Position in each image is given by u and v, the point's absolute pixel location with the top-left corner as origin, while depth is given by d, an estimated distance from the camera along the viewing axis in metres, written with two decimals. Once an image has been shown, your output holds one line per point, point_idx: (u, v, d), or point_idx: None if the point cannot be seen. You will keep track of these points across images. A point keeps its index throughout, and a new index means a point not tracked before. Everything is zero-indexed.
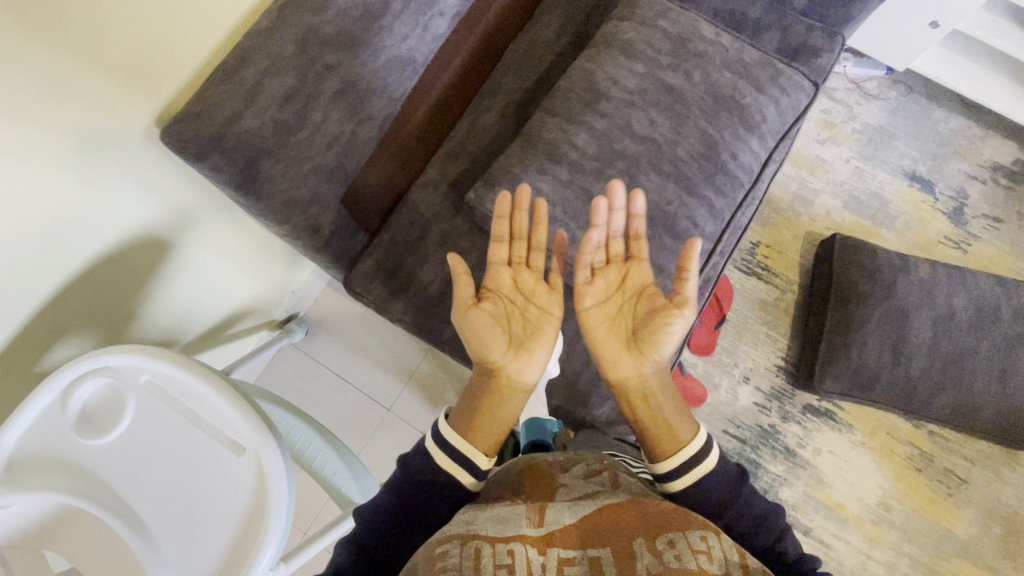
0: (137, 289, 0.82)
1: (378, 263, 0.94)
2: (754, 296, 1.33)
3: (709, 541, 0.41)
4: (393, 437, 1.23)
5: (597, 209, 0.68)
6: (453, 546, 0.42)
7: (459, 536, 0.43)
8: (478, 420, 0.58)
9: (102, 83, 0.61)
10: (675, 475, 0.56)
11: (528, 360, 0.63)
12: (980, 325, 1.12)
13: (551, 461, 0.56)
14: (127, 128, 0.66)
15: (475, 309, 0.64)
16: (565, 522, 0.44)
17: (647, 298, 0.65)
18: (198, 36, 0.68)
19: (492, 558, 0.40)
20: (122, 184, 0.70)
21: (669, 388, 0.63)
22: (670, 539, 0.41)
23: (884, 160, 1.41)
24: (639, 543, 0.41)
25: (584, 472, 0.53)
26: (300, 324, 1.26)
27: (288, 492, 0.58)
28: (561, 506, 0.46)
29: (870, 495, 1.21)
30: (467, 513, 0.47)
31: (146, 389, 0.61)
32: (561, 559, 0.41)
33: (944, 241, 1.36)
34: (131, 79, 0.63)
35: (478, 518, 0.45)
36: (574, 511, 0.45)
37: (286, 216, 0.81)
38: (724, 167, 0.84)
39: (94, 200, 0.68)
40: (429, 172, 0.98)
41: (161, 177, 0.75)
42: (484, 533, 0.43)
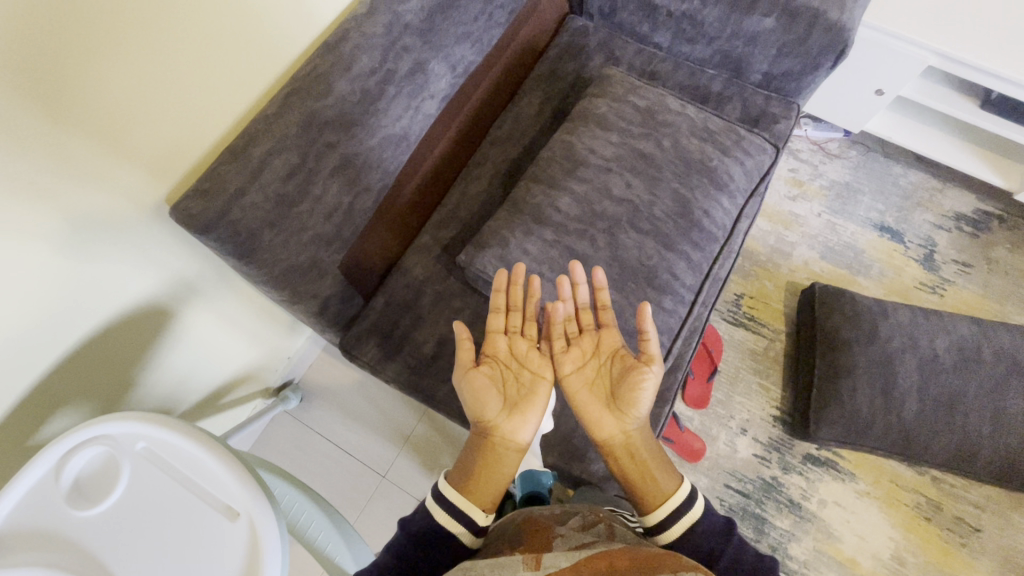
0: (135, 362, 0.84)
1: (373, 326, 0.97)
2: (744, 346, 1.36)
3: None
4: (388, 506, 1.20)
5: (562, 287, 0.75)
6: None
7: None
8: (477, 479, 0.60)
9: (121, 167, 0.67)
10: (667, 523, 0.57)
11: (522, 421, 0.65)
12: (965, 365, 1.14)
13: (547, 514, 0.56)
14: (140, 205, 0.72)
15: (474, 371, 0.67)
16: (562, 565, 0.44)
17: (620, 360, 0.69)
18: (213, 123, 0.75)
19: None
20: (130, 258, 0.74)
21: (652, 443, 0.65)
22: None
23: (853, 213, 1.49)
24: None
25: (580, 523, 0.53)
26: (295, 391, 1.26)
27: (282, 558, 0.57)
28: (558, 553, 0.46)
29: (883, 549, 1.17)
30: (466, 563, 0.48)
31: (141, 456, 0.61)
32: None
33: (920, 287, 1.41)
34: (149, 163, 0.69)
35: (478, 566, 0.46)
36: (570, 556, 0.45)
37: (285, 283, 0.85)
38: (699, 223, 0.90)
39: (103, 273, 0.71)
40: (422, 238, 1.03)
41: (168, 250, 0.79)
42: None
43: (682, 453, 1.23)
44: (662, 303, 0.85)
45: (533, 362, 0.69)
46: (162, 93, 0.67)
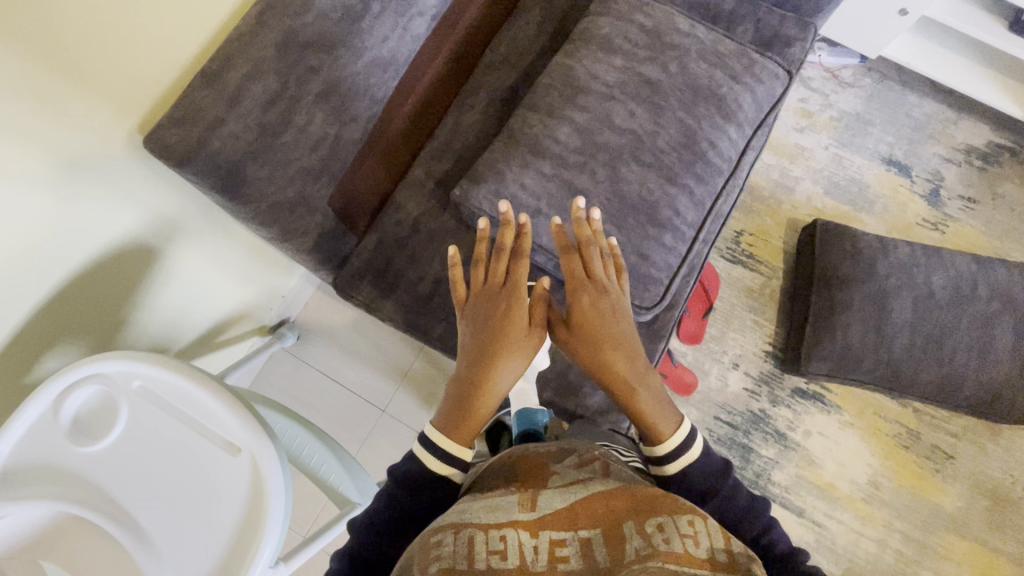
0: (125, 300, 0.82)
1: (366, 264, 0.94)
2: (741, 284, 1.35)
3: (696, 525, 0.42)
4: (390, 437, 1.24)
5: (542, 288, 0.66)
6: (447, 535, 0.44)
7: (451, 524, 0.46)
8: (460, 416, 0.59)
9: (80, 100, 0.62)
10: (664, 461, 0.60)
11: None
12: (959, 302, 1.15)
13: (545, 450, 0.57)
14: (108, 140, 0.67)
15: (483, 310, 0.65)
16: (556, 507, 0.45)
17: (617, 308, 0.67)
18: (176, 51, 0.68)
19: (485, 545, 0.42)
20: (106, 194, 0.70)
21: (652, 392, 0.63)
22: (659, 523, 0.42)
23: (862, 146, 1.44)
24: (629, 526, 0.42)
25: (577, 461, 0.54)
26: (291, 328, 1.26)
27: (285, 491, 0.58)
28: (553, 493, 0.47)
29: (860, 474, 1.23)
30: (462, 503, 0.49)
31: (138, 395, 0.61)
32: (552, 541, 0.43)
33: (922, 223, 1.39)
34: (110, 96, 0.64)
35: (472, 507, 0.47)
36: (566, 498, 0.46)
37: (273, 220, 0.81)
38: (704, 156, 0.86)
39: (80, 210, 0.68)
40: (414, 172, 0.99)
41: (146, 186, 0.75)
42: (475, 520, 0.45)
43: (674, 387, 1.26)
44: (661, 239, 0.83)
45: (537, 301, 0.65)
46: (116, 16, 0.62)
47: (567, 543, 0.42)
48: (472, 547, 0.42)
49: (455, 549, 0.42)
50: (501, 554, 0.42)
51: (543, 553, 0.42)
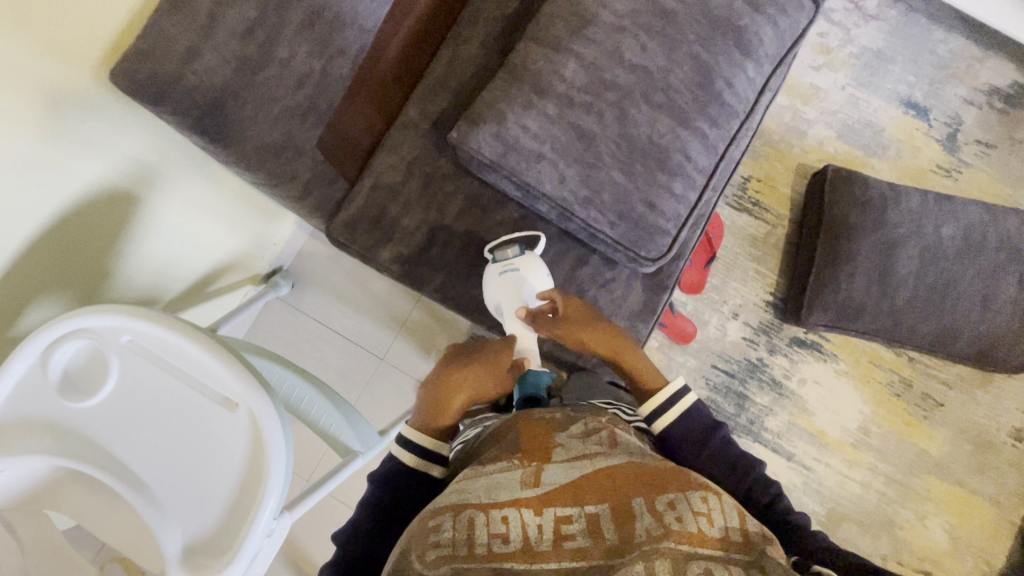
0: (108, 247, 0.78)
1: (359, 212, 0.89)
2: (745, 232, 1.32)
3: (708, 502, 0.42)
4: (389, 385, 1.24)
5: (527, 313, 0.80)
6: (446, 520, 0.46)
7: (450, 508, 0.47)
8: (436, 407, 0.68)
9: (35, 63, 0.57)
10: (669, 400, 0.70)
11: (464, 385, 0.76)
12: (966, 252, 1.13)
13: (547, 414, 0.57)
14: (67, 101, 0.62)
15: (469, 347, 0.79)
16: (561, 482, 0.45)
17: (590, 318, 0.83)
18: None
19: (487, 527, 0.44)
20: (74, 142, 0.65)
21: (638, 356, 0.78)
22: (670, 501, 0.42)
23: (880, 86, 1.37)
24: (638, 504, 0.42)
25: (583, 428, 0.53)
26: (285, 277, 1.23)
27: (286, 446, 0.58)
28: (557, 466, 0.47)
29: (851, 421, 1.26)
30: (463, 479, 0.50)
31: (127, 348, 0.59)
32: (558, 519, 0.43)
33: (936, 169, 1.35)
34: (64, 56, 0.59)
35: (473, 486, 0.48)
36: (571, 472, 0.46)
37: (259, 163, 0.76)
38: (719, 96, 0.80)
39: (49, 162, 0.64)
40: (408, 112, 0.92)
41: (119, 133, 0.71)
42: (476, 501, 0.46)
43: (672, 336, 1.26)
44: (671, 187, 0.79)
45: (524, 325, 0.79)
46: None
47: (573, 521, 0.43)
48: (473, 531, 0.44)
49: (455, 534, 0.44)
50: (504, 537, 0.43)
51: (548, 530, 0.42)
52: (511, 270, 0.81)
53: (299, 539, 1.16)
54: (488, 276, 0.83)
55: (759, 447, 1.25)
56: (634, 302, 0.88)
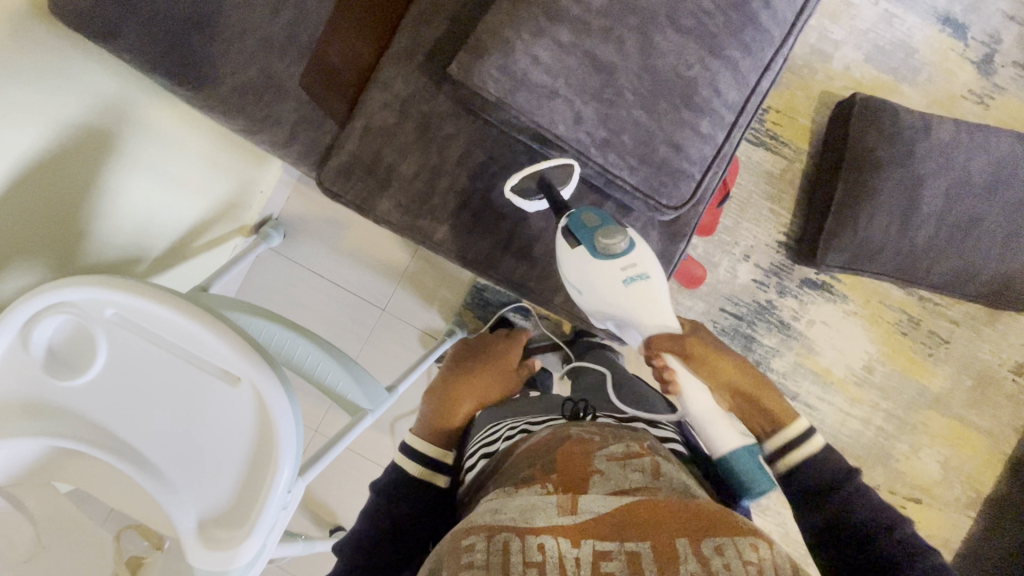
0: (79, 206, 0.71)
1: (352, 158, 0.81)
2: (761, 169, 1.24)
3: (758, 551, 0.42)
4: (392, 336, 1.22)
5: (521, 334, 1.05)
6: (479, 540, 0.45)
7: (484, 528, 0.46)
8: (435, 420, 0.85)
9: None
10: (799, 446, 0.66)
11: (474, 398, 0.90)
12: (994, 187, 1.07)
13: (585, 436, 0.58)
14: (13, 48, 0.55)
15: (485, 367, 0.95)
16: (599, 512, 0.46)
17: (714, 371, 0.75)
18: None
19: (522, 554, 0.42)
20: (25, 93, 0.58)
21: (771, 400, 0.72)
22: (716, 546, 0.42)
23: (917, 1, 1.24)
24: (682, 546, 0.42)
25: (622, 453, 0.55)
26: (276, 227, 1.15)
27: (295, 421, 0.55)
28: (596, 496, 0.48)
29: (856, 360, 1.26)
30: (495, 501, 0.51)
31: (114, 323, 0.55)
32: (596, 552, 0.42)
33: (967, 95, 1.25)
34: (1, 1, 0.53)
35: (507, 507, 0.48)
36: (609, 502, 0.47)
37: (237, 106, 0.68)
38: (754, 19, 0.70)
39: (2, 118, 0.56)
40: (400, 40, 0.81)
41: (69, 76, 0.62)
42: (511, 525, 0.45)
43: (682, 279, 1.22)
44: (697, 126, 0.71)
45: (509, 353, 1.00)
46: None
47: (612, 557, 0.42)
48: (508, 556, 0.42)
49: (488, 556, 0.43)
50: (541, 566, 0.41)
51: (586, 563, 0.41)
52: (641, 277, 0.72)
53: (313, 485, 1.18)
54: (611, 279, 0.72)
55: None
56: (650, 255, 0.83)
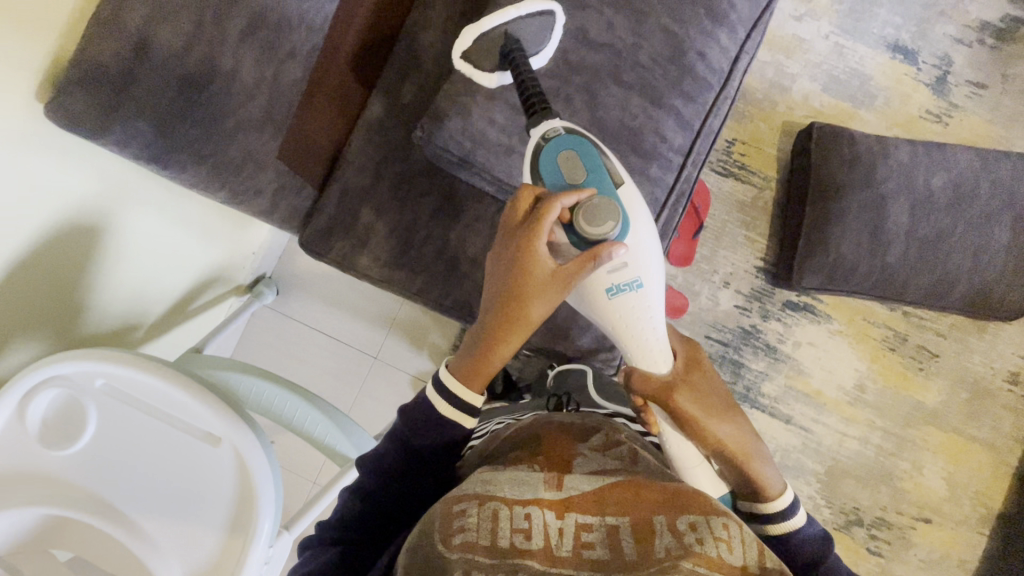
0: (76, 284, 0.76)
1: (331, 220, 0.87)
2: (733, 198, 1.29)
3: (730, 529, 0.46)
4: (384, 383, 1.25)
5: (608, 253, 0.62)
6: (472, 506, 0.52)
7: (474, 496, 0.53)
8: (474, 367, 0.63)
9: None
10: (772, 519, 0.65)
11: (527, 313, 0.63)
12: (958, 202, 1.10)
13: (568, 425, 0.66)
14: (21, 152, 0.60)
15: (527, 270, 0.61)
16: (584, 491, 0.53)
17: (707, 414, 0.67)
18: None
19: (510, 521, 0.50)
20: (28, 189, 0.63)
21: (758, 455, 0.67)
22: (692, 523, 0.48)
23: (865, 32, 1.31)
24: (659, 523, 0.48)
25: (602, 443, 0.63)
26: (269, 285, 1.22)
27: (272, 476, 0.58)
28: (580, 476, 0.55)
29: (847, 379, 1.26)
30: (487, 471, 0.57)
31: (104, 393, 0.59)
32: (578, 524, 0.50)
33: (925, 115, 1.30)
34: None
35: (499, 479, 0.55)
36: (592, 483, 0.54)
37: (219, 182, 0.73)
38: (691, 69, 0.76)
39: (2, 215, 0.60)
40: (371, 109, 0.88)
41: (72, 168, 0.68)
42: (502, 495, 0.53)
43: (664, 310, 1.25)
44: (647, 171, 0.76)
45: (583, 256, 0.62)
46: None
47: (593, 529, 0.50)
48: (497, 523, 0.50)
49: (480, 519, 0.51)
50: (526, 533, 0.49)
51: (568, 533, 0.50)
52: (631, 285, 0.66)
53: None
54: (594, 286, 0.67)
55: (757, 413, 1.26)
56: None
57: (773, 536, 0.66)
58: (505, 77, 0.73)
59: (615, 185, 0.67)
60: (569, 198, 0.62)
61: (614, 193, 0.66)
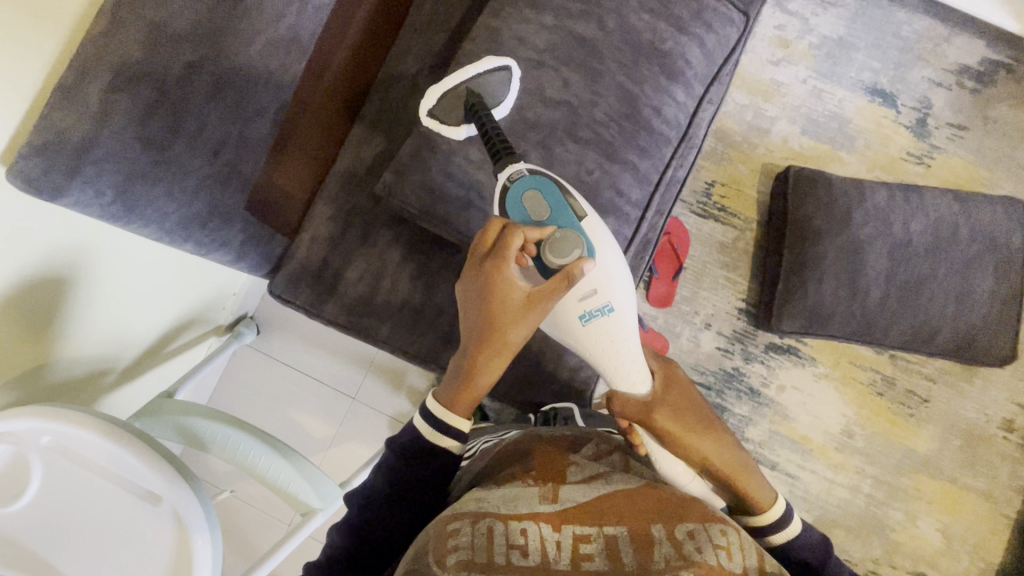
0: (45, 335, 0.77)
1: (299, 268, 0.87)
2: (713, 240, 1.28)
3: (726, 536, 0.49)
4: (362, 424, 1.24)
5: (581, 270, 0.62)
6: (465, 525, 0.51)
7: (469, 514, 0.52)
8: (459, 395, 0.63)
9: None
10: (770, 529, 0.66)
11: (505, 339, 0.62)
12: (936, 247, 1.10)
13: (555, 437, 0.65)
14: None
15: (500, 298, 0.61)
16: (577, 501, 0.54)
17: (690, 427, 0.68)
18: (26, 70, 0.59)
19: (506, 537, 0.50)
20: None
21: (745, 462, 0.68)
22: (689, 531, 0.50)
23: (843, 76, 1.32)
24: (658, 531, 0.50)
25: (592, 452, 0.63)
26: (249, 324, 1.23)
27: (212, 536, 0.59)
28: (573, 487, 0.56)
29: (833, 425, 1.23)
30: (477, 490, 0.56)
31: (49, 450, 0.59)
32: (576, 536, 0.51)
33: (906, 157, 1.30)
34: None
35: (491, 496, 0.54)
36: (586, 493, 0.55)
37: (185, 235, 0.75)
38: (648, 125, 0.77)
39: None
40: (342, 160, 0.90)
41: (45, 225, 0.70)
42: (495, 511, 0.52)
43: None
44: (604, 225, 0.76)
45: (559, 278, 0.62)
46: None
47: (592, 540, 0.50)
48: (494, 539, 0.49)
49: (474, 538, 0.50)
50: (523, 550, 0.49)
51: (568, 545, 0.50)
52: (602, 311, 0.67)
53: None
54: (568, 314, 0.67)
55: None
56: None
57: (779, 549, 0.66)
58: (471, 129, 0.74)
59: (579, 218, 0.67)
60: (535, 231, 0.63)
61: (579, 227, 0.67)
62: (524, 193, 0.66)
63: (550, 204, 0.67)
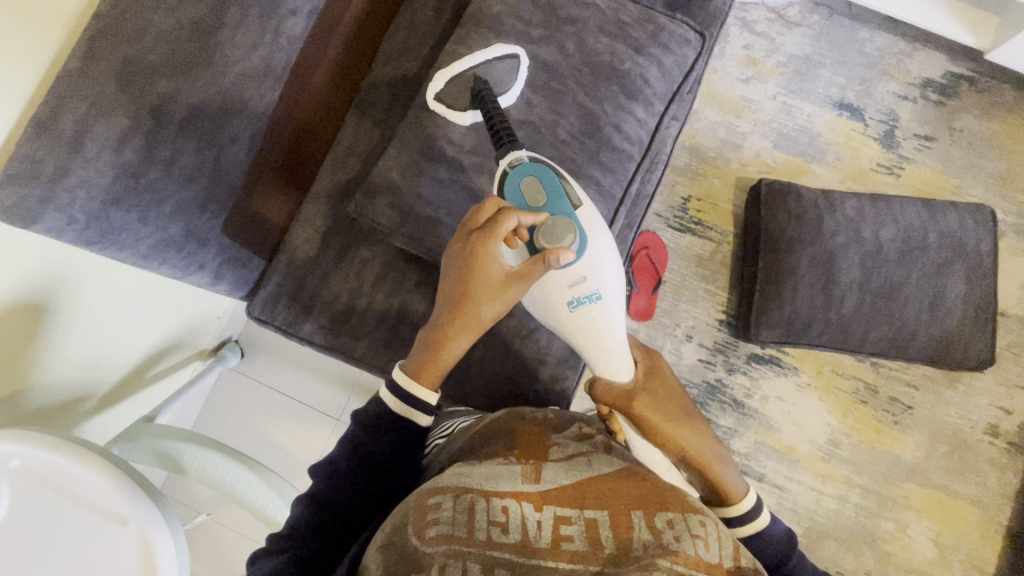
0: (25, 361, 0.78)
1: (278, 289, 0.89)
2: (690, 252, 1.30)
3: (707, 527, 0.46)
4: None
5: (559, 256, 0.62)
6: (446, 500, 0.49)
7: (450, 489, 0.50)
8: (426, 364, 0.64)
9: None
10: (742, 521, 0.66)
11: (477, 313, 0.63)
12: (908, 254, 1.11)
13: (539, 420, 0.64)
14: None
15: (479, 275, 0.62)
16: (561, 483, 0.51)
17: (667, 416, 0.69)
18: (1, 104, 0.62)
19: (487, 514, 0.48)
20: None
21: (722, 455, 0.69)
22: (670, 520, 0.47)
23: (812, 92, 1.36)
24: (638, 517, 0.47)
25: (577, 434, 0.62)
26: (233, 348, 1.24)
27: (178, 555, 0.59)
28: (557, 468, 0.53)
29: (819, 434, 1.23)
30: (460, 466, 0.55)
31: (18, 474, 0.59)
32: (557, 517, 0.48)
33: (877, 168, 1.33)
34: None
35: (473, 473, 0.52)
36: (570, 475, 0.52)
37: (161, 259, 0.77)
38: (609, 142, 0.80)
39: None
40: (320, 183, 0.93)
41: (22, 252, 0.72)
42: (477, 487, 0.50)
43: None
44: None
45: (535, 261, 0.63)
46: None
47: (572, 522, 0.47)
48: (473, 514, 0.47)
49: (455, 513, 0.48)
50: (503, 526, 0.47)
51: (548, 526, 0.47)
52: (590, 298, 0.67)
53: None
54: (556, 299, 0.68)
55: None
56: (558, 351, 0.86)
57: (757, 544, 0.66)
58: (475, 116, 0.78)
59: (573, 207, 0.69)
60: (529, 215, 0.63)
61: (571, 214, 0.68)
62: (521, 180, 0.69)
63: (546, 190, 0.68)
